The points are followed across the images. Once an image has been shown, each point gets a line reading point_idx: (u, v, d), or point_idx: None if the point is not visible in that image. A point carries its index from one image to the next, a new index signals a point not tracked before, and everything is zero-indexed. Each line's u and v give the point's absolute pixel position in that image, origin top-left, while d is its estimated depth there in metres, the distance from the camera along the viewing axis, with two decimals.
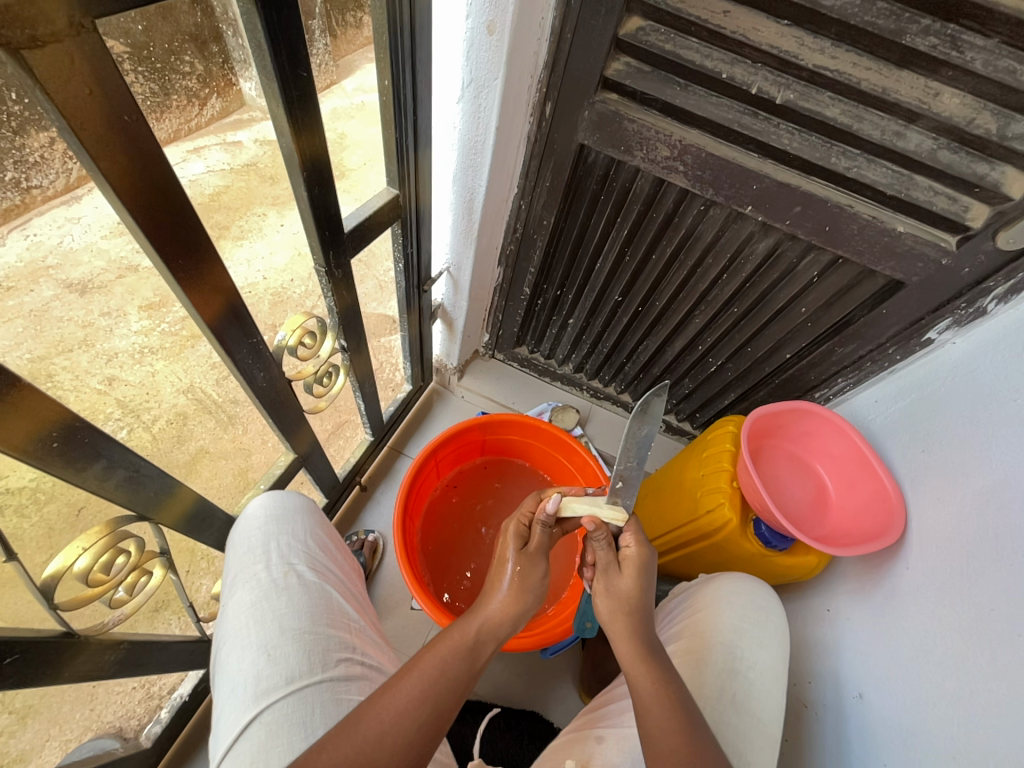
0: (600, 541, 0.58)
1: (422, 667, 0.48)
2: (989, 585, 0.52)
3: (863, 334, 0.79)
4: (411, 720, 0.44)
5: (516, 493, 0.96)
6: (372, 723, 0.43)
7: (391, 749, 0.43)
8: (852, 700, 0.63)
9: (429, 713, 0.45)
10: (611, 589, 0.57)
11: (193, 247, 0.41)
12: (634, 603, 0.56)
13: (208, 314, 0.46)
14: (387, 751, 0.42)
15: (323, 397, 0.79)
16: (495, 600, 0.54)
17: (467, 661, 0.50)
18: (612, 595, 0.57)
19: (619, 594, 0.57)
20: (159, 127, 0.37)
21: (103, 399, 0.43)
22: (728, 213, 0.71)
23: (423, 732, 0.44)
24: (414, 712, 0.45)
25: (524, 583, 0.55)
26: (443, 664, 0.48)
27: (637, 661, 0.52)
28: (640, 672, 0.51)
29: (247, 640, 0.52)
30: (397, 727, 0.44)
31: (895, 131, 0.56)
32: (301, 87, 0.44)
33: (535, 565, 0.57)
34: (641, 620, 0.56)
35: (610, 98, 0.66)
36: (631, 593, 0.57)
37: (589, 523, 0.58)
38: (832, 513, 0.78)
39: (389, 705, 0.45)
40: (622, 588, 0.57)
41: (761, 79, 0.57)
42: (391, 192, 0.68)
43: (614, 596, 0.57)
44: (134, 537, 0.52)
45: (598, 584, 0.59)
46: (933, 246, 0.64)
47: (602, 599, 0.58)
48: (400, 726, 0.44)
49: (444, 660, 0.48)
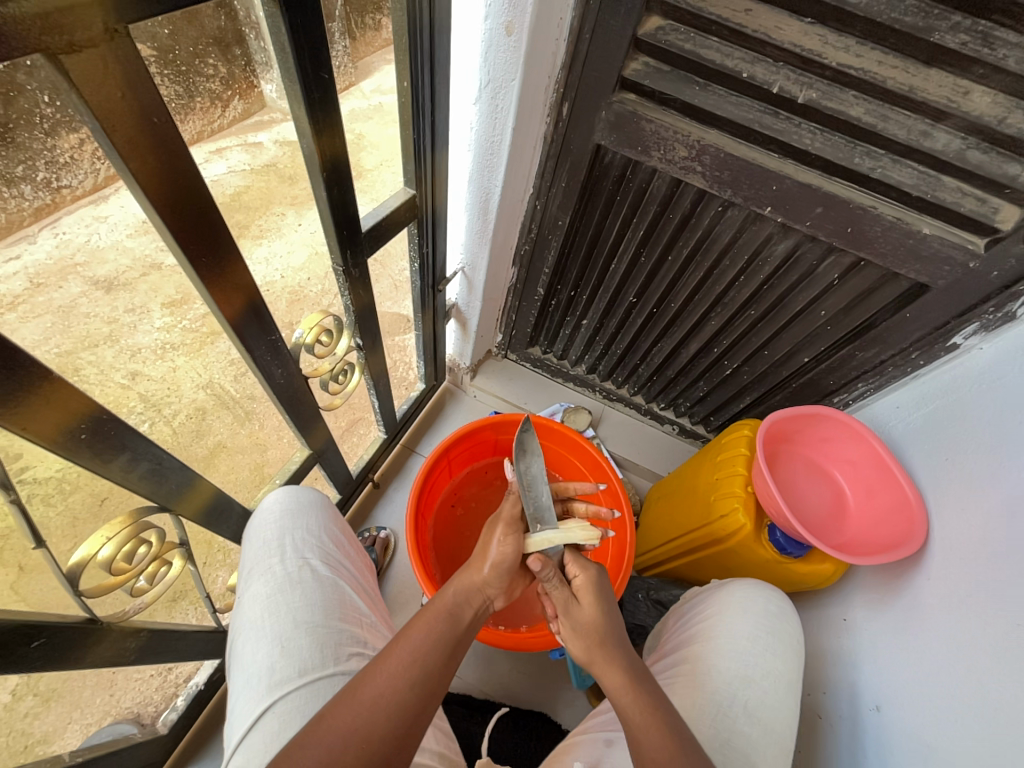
0: (549, 577, 0.56)
1: (414, 638, 0.50)
2: (1015, 598, 0.50)
3: (885, 338, 0.77)
4: (405, 683, 0.46)
5: None
6: (369, 690, 0.45)
7: (386, 710, 0.44)
8: (870, 712, 0.61)
9: (421, 675, 0.47)
10: (577, 626, 0.56)
11: (215, 245, 0.42)
12: (601, 629, 0.55)
13: (229, 312, 0.47)
14: (384, 712, 0.44)
15: (338, 395, 0.80)
16: (474, 570, 0.56)
17: (452, 633, 0.52)
18: (580, 629, 0.56)
19: (585, 626, 0.56)
20: (183, 127, 0.38)
21: (127, 393, 0.44)
22: (747, 214, 0.70)
23: (416, 694, 0.46)
24: (403, 675, 0.47)
25: (501, 558, 0.56)
26: (431, 633, 0.51)
27: (625, 688, 0.51)
28: (630, 702, 0.50)
29: (262, 632, 0.53)
30: (392, 690, 0.46)
31: (921, 131, 0.55)
32: (323, 89, 0.45)
33: (516, 539, 0.57)
34: (610, 644, 0.54)
35: (628, 98, 0.65)
36: (595, 622, 0.55)
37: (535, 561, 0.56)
38: (849, 522, 0.76)
39: (385, 670, 0.47)
40: (587, 619, 0.56)
41: (783, 78, 0.56)
42: (408, 192, 0.69)
43: (584, 632, 0.55)
44: (155, 529, 0.54)
45: (564, 624, 0.57)
46: (960, 249, 0.62)
47: (574, 642, 0.56)
48: (394, 689, 0.46)
49: (430, 627, 0.51)
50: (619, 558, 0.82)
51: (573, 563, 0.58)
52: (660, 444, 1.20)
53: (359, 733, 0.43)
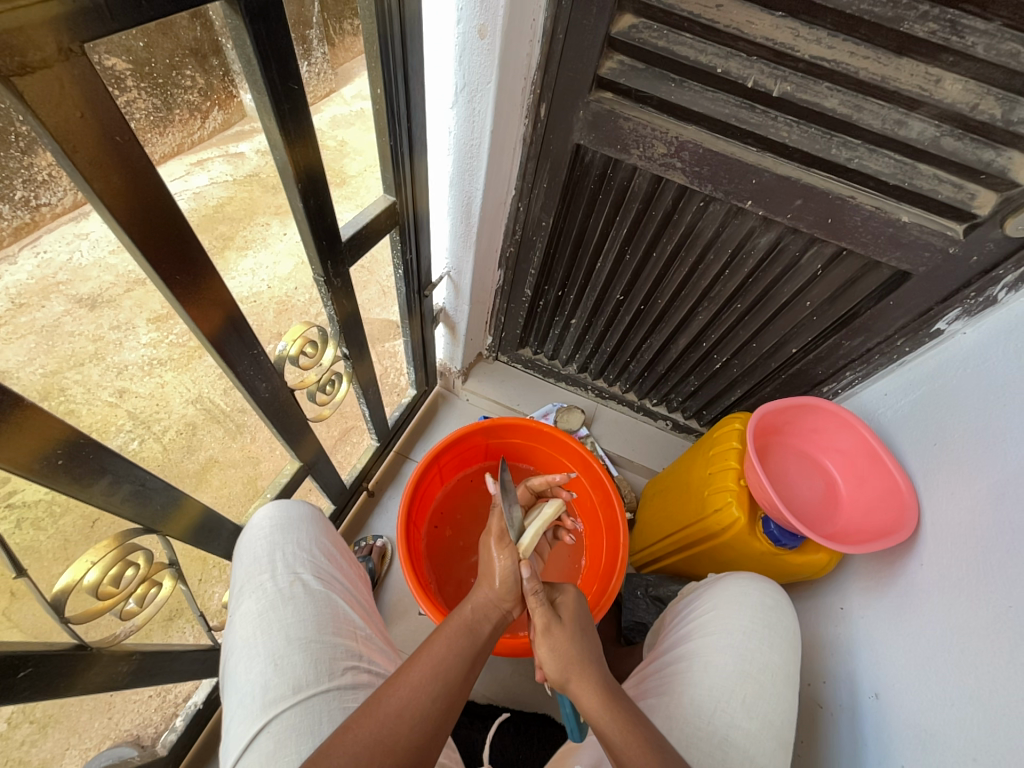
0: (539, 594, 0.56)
1: (431, 651, 0.51)
2: (1005, 581, 0.51)
3: (870, 326, 0.77)
4: (425, 694, 0.47)
5: None
6: (390, 703, 0.46)
7: (409, 721, 0.45)
8: (869, 699, 0.62)
9: (442, 688, 0.48)
10: (554, 647, 0.54)
11: (191, 262, 0.41)
12: (582, 646, 0.55)
13: (208, 328, 0.46)
14: (406, 723, 0.45)
15: (326, 405, 0.78)
16: (484, 586, 0.58)
17: (472, 647, 0.53)
18: (554, 650, 0.54)
19: (561, 646, 0.54)
20: (161, 141, 0.38)
21: (114, 411, 0.44)
22: (728, 209, 0.71)
23: (437, 705, 0.47)
24: (423, 687, 0.47)
25: (505, 571, 0.58)
26: (452, 648, 0.52)
27: (602, 707, 0.50)
28: (609, 718, 0.50)
29: (255, 649, 0.53)
30: (413, 699, 0.46)
31: (896, 120, 0.55)
32: (292, 100, 0.44)
33: (511, 547, 0.60)
34: (588, 660, 0.54)
35: (605, 97, 0.65)
36: (573, 639, 0.55)
37: (524, 567, 0.57)
38: (842, 511, 0.77)
39: (406, 680, 0.48)
40: (565, 641, 0.55)
41: (757, 72, 0.56)
42: (388, 200, 0.68)
43: (562, 653, 0.54)
44: (143, 550, 0.53)
45: (542, 646, 0.55)
46: (940, 235, 0.62)
47: (549, 661, 0.55)
48: (417, 700, 0.46)
49: (452, 641, 0.52)
50: (614, 556, 0.82)
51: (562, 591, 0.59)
52: (654, 440, 1.20)
53: (381, 750, 0.42)
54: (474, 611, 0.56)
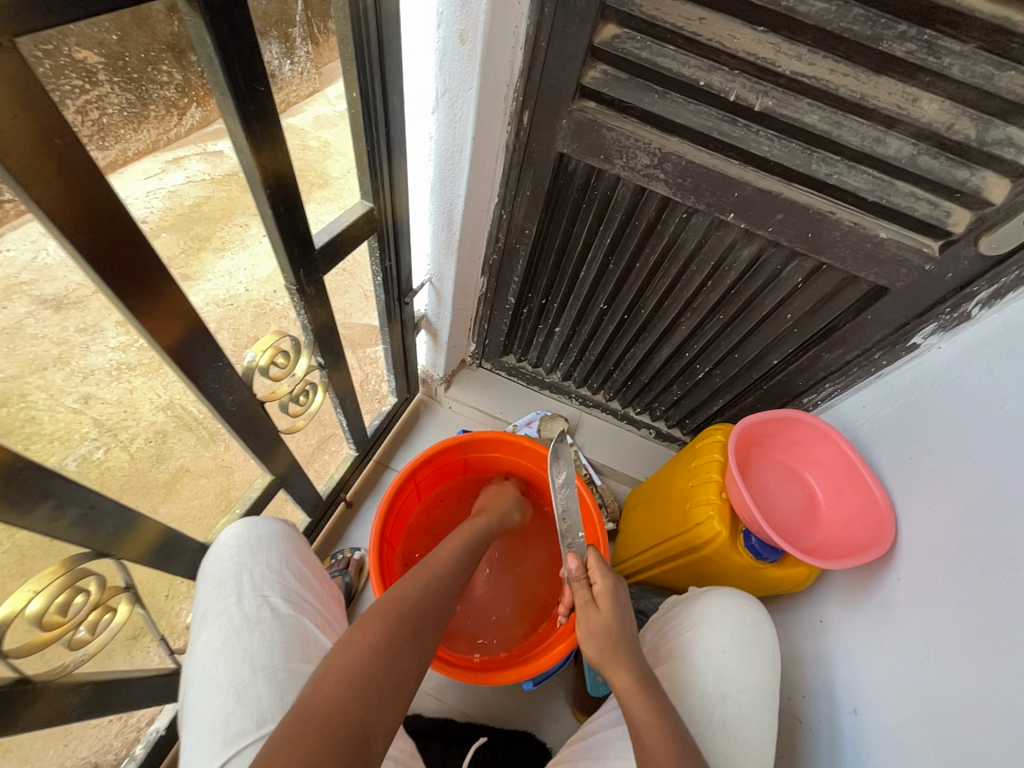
0: (579, 578, 0.63)
1: (448, 546, 0.66)
2: (979, 596, 0.51)
3: (849, 339, 0.78)
4: (453, 567, 0.62)
5: None
6: (429, 571, 0.60)
7: (444, 582, 0.59)
8: (846, 715, 0.62)
9: (461, 565, 0.64)
10: (592, 629, 0.59)
11: (145, 272, 0.38)
12: (614, 632, 0.57)
13: (166, 340, 0.43)
14: (444, 581, 0.59)
15: (300, 416, 0.75)
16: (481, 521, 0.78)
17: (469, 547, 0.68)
18: (591, 632, 0.59)
19: (598, 630, 0.58)
20: (136, 137, 0.36)
21: (79, 418, 0.41)
22: (710, 221, 0.71)
23: (459, 575, 0.62)
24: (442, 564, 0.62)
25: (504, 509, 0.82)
26: (463, 543, 0.68)
27: (633, 688, 0.52)
28: (634, 702, 0.51)
29: (217, 681, 0.49)
30: (445, 569, 0.61)
31: (874, 137, 0.55)
32: (259, 102, 0.42)
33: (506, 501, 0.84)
34: (625, 646, 0.56)
35: (588, 106, 0.64)
36: (608, 625, 0.58)
37: (570, 558, 0.63)
38: (822, 524, 0.76)
39: (435, 561, 0.62)
40: (602, 623, 0.59)
41: (739, 86, 0.56)
42: (365, 206, 0.66)
43: (597, 636, 0.58)
44: (94, 575, 0.50)
45: (582, 629, 0.60)
46: (916, 252, 0.63)
47: (588, 643, 0.59)
48: (448, 570, 0.61)
49: (462, 541, 0.68)
50: None
51: (595, 571, 0.62)
52: (637, 449, 1.20)
53: (429, 597, 0.56)
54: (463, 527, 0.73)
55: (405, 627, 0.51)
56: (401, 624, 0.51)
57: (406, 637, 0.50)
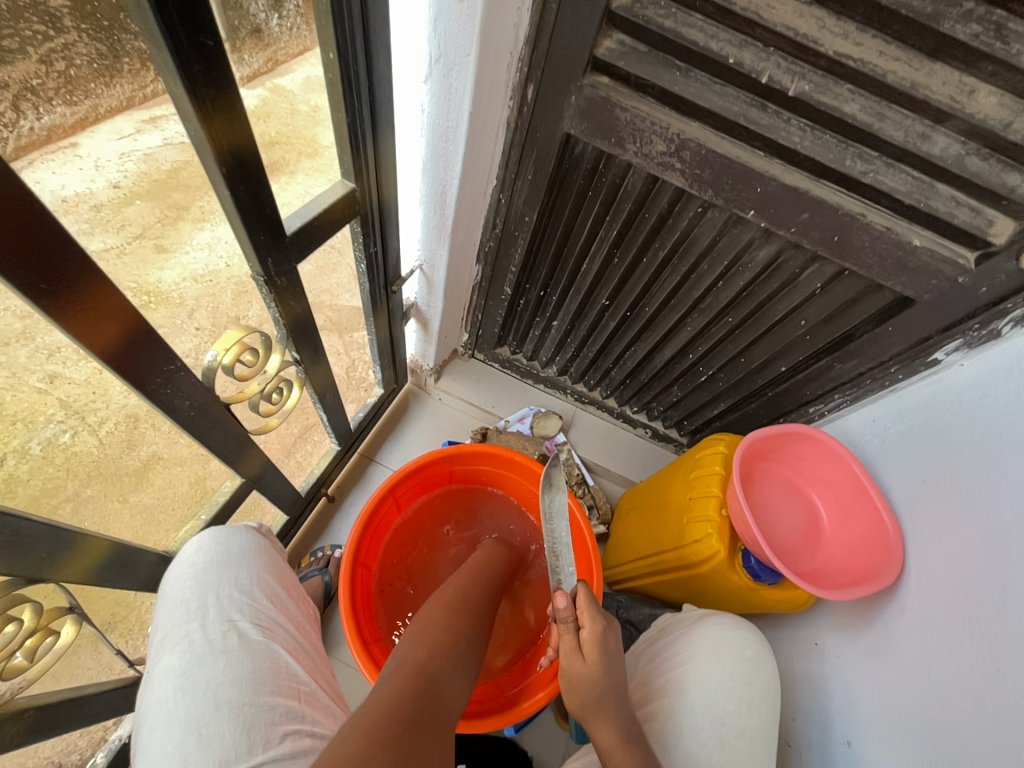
0: (567, 622, 0.57)
1: (481, 552, 0.74)
2: (988, 638, 0.48)
3: (864, 350, 0.73)
4: (489, 567, 0.70)
5: (484, 525, 0.89)
6: (469, 570, 0.68)
7: (483, 578, 0.68)
8: (840, 746, 0.60)
9: (494, 564, 0.72)
10: (578, 678, 0.55)
11: (64, 260, 0.33)
12: (600, 685, 0.54)
13: (100, 344, 0.38)
14: (483, 577, 0.68)
15: (273, 414, 0.69)
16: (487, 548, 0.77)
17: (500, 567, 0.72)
18: (573, 683, 0.55)
19: (580, 682, 0.55)
20: (108, 93, 0.33)
21: (44, 398, 0.37)
22: (728, 217, 0.64)
23: (494, 571, 0.71)
24: (487, 574, 0.69)
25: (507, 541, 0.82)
26: (492, 550, 0.75)
27: (618, 745, 0.51)
28: (620, 759, 0.50)
29: (174, 717, 0.45)
30: (483, 567, 0.70)
31: (919, 133, 0.49)
32: (208, 59, 0.35)
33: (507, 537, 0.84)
34: (608, 701, 0.54)
35: (601, 82, 0.57)
36: (593, 679, 0.54)
37: (560, 599, 0.57)
38: (824, 545, 0.73)
39: (472, 563, 0.70)
40: (590, 676, 0.54)
41: (773, 67, 0.49)
42: (346, 186, 0.59)
43: (578, 688, 0.55)
44: (29, 603, 0.46)
45: (562, 673, 0.57)
46: (950, 263, 0.58)
47: (570, 692, 0.56)
48: (485, 568, 0.70)
49: (491, 552, 0.74)
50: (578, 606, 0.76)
51: (583, 615, 0.57)
52: (632, 450, 1.16)
53: (476, 590, 0.64)
54: (484, 544, 0.78)
55: (463, 613, 0.58)
56: (464, 617, 0.57)
57: (466, 621, 0.57)
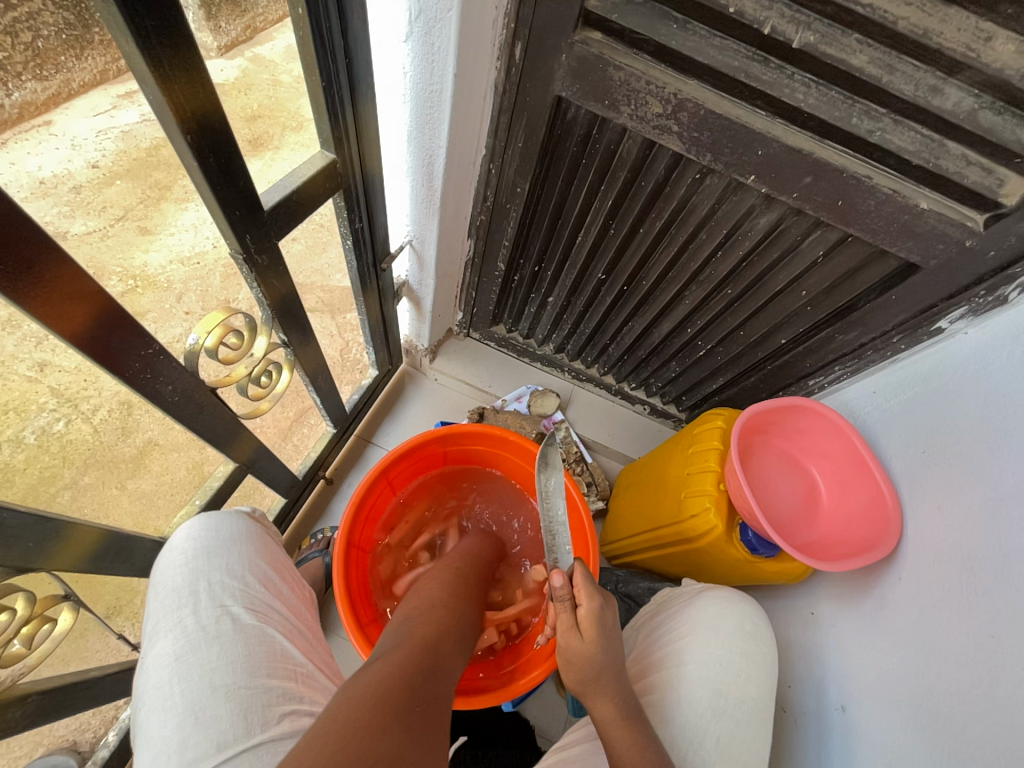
0: (563, 601, 0.57)
1: (471, 539, 0.74)
2: (988, 607, 0.48)
3: (867, 319, 0.71)
4: (482, 552, 0.71)
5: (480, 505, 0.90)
6: (462, 555, 0.69)
7: (477, 563, 0.68)
8: (835, 712, 0.61)
9: (486, 550, 0.73)
10: (575, 655, 0.55)
11: (21, 241, 0.31)
12: (599, 661, 0.55)
13: (70, 329, 0.36)
14: (476, 561, 0.68)
15: (264, 397, 0.68)
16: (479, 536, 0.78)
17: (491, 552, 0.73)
18: (571, 661, 0.56)
19: (578, 659, 0.55)
20: (80, 66, 0.32)
21: (35, 387, 0.38)
22: (727, 182, 0.62)
23: (486, 556, 0.71)
24: (483, 557, 0.70)
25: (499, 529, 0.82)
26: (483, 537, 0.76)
27: (616, 720, 0.52)
28: (618, 733, 0.51)
29: (170, 702, 0.46)
30: (476, 553, 0.70)
31: (931, 86, 0.46)
32: (161, 14, 0.32)
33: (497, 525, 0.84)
34: (606, 677, 0.54)
35: (593, 38, 0.53)
36: (591, 656, 0.55)
37: (556, 577, 0.57)
38: (822, 518, 0.73)
39: (465, 548, 0.71)
40: (588, 653, 0.55)
41: (776, 15, 0.46)
42: (327, 156, 0.56)
43: (577, 664, 0.55)
44: (19, 593, 0.46)
45: (562, 651, 0.57)
46: (958, 226, 0.56)
47: (569, 668, 0.56)
48: (477, 554, 0.70)
49: (483, 538, 0.75)
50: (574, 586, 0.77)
51: (580, 593, 0.57)
52: (631, 427, 1.15)
53: (472, 573, 0.65)
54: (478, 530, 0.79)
55: (461, 594, 0.59)
56: (465, 599, 0.58)
57: (462, 600, 0.58)
